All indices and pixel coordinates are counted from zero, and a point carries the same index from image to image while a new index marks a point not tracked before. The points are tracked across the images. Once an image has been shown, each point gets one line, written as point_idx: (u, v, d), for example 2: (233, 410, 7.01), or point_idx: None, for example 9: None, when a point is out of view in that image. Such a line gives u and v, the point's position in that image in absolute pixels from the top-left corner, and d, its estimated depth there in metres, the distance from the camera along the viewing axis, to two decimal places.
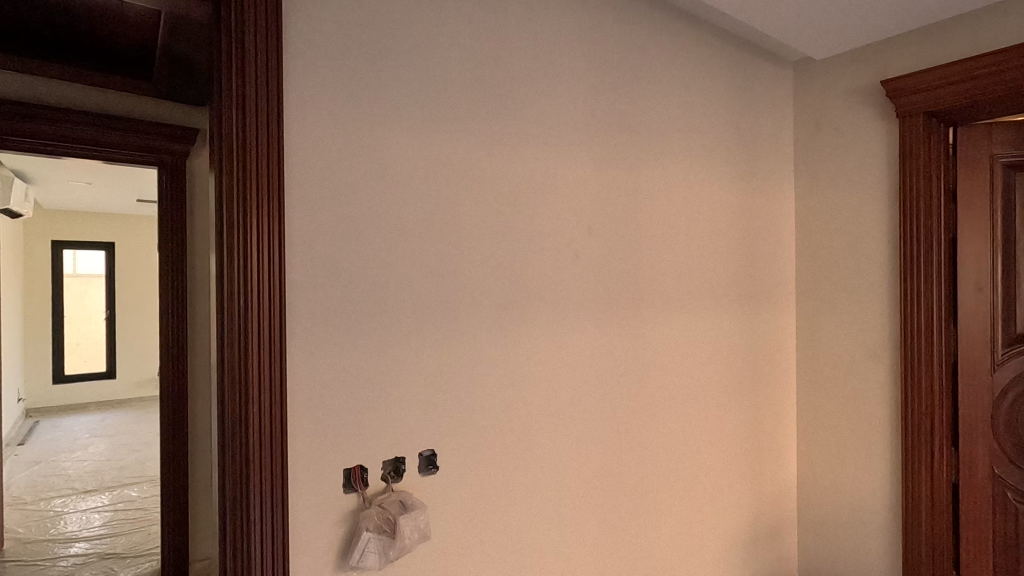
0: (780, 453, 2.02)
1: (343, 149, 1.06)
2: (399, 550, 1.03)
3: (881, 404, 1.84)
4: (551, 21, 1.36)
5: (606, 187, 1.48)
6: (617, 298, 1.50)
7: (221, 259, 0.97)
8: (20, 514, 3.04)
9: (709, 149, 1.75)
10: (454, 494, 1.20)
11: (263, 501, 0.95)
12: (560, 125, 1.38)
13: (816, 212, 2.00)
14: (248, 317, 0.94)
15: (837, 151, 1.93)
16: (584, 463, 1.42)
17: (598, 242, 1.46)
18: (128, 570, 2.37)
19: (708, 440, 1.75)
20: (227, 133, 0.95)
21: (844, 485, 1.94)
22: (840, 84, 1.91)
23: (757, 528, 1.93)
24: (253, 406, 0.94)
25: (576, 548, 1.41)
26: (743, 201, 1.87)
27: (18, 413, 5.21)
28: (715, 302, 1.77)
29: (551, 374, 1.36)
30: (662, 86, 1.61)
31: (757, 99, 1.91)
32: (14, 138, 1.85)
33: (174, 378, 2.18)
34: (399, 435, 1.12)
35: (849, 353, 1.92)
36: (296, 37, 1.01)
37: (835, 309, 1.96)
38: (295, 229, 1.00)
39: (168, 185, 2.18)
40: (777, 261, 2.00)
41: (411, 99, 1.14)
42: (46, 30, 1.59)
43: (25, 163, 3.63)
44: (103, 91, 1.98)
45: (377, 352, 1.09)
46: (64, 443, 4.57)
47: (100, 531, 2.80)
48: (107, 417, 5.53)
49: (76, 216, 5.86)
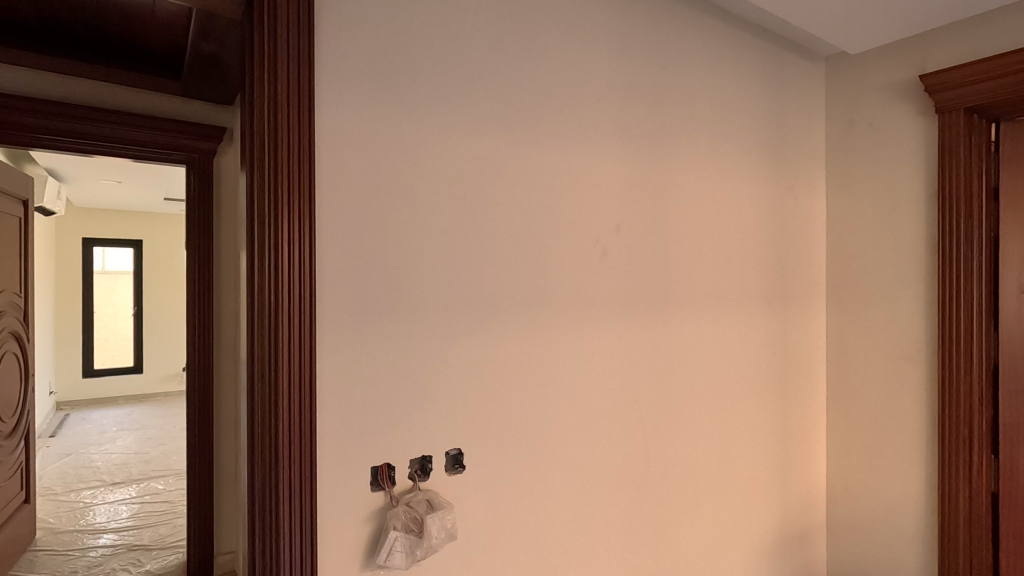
0: (810, 457, 1.97)
1: (374, 145, 1.05)
2: (426, 549, 1.02)
3: (918, 411, 1.78)
4: (580, 16, 1.34)
5: (634, 184, 1.45)
6: (645, 299, 1.47)
7: (254, 257, 0.97)
8: (52, 504, 3.11)
9: (739, 146, 1.71)
10: (480, 495, 1.19)
11: (292, 501, 0.95)
12: (589, 122, 1.36)
13: (851, 212, 1.94)
14: (279, 315, 0.94)
15: (872, 148, 1.88)
16: (612, 463, 1.40)
17: (626, 240, 1.43)
18: (155, 562, 2.40)
19: (738, 442, 1.72)
20: (261, 130, 0.96)
21: (878, 493, 1.89)
22: (876, 78, 1.86)
23: (786, 533, 1.88)
24: (284, 403, 0.94)
25: (603, 553, 1.39)
26: (774, 201, 1.82)
27: (49, 405, 5.35)
28: (745, 302, 1.73)
29: (578, 375, 1.34)
30: (692, 82, 1.58)
31: (789, 96, 1.87)
32: (52, 137, 1.90)
33: (201, 373, 2.21)
34: (426, 434, 1.11)
35: (884, 357, 1.87)
36: (327, 33, 1.01)
37: (867, 310, 1.90)
38: (326, 225, 1.00)
39: (197, 183, 2.21)
40: (808, 260, 1.95)
41: (441, 95, 1.13)
42: (81, 28, 1.62)
43: (59, 163, 3.72)
44: (135, 91, 2.01)
45: (407, 353, 1.09)
46: (93, 435, 4.68)
47: (127, 523, 2.85)
48: (133, 411, 5.64)
49: (106, 215, 6.04)
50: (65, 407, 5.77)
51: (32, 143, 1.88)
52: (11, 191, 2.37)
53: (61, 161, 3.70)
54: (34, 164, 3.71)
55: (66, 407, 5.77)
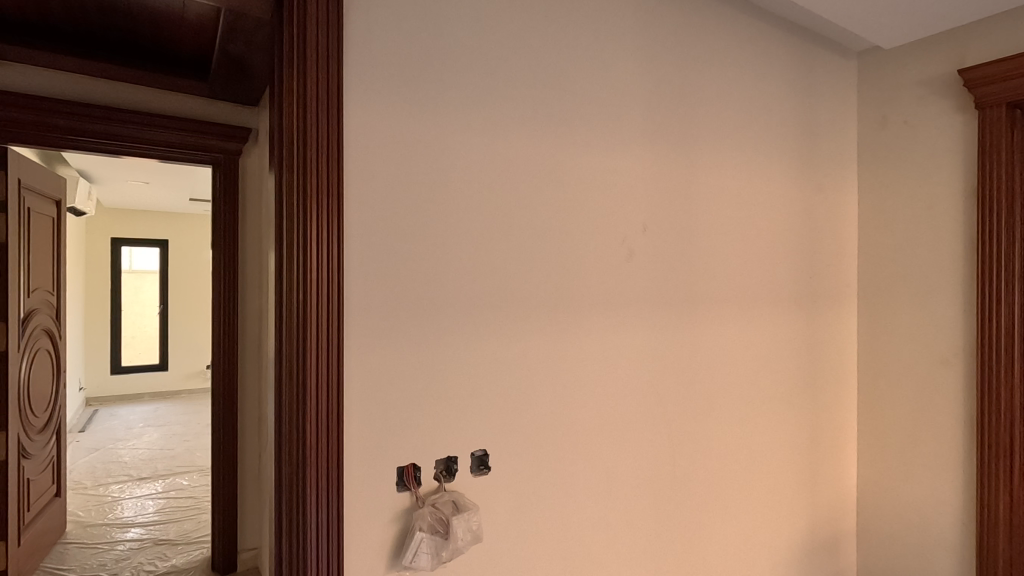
0: (839, 462, 1.92)
1: (403, 143, 1.05)
2: (452, 551, 1.01)
3: (955, 418, 1.72)
4: (607, 13, 1.32)
5: (661, 182, 1.42)
6: (672, 299, 1.44)
7: (282, 254, 0.97)
8: (82, 498, 3.19)
9: (768, 143, 1.67)
10: (505, 497, 1.17)
11: (319, 500, 0.94)
12: (616, 120, 1.34)
13: (885, 211, 1.89)
14: (307, 313, 0.93)
15: (906, 146, 1.82)
16: (637, 467, 1.37)
17: (654, 240, 1.41)
18: (180, 557, 2.43)
19: (766, 446, 1.67)
20: (289, 129, 0.95)
21: (912, 501, 1.83)
22: (911, 74, 1.80)
23: (815, 540, 1.83)
24: (312, 402, 0.93)
25: (630, 557, 1.36)
26: (804, 200, 1.78)
27: (78, 401, 5.49)
28: (773, 302, 1.69)
29: (605, 375, 1.31)
30: (720, 79, 1.55)
31: (820, 93, 1.82)
32: (82, 138, 1.93)
33: (226, 370, 2.24)
34: (452, 435, 1.10)
35: (918, 362, 1.81)
36: (354, 31, 1.00)
37: (901, 312, 1.85)
38: (354, 223, 0.99)
39: (223, 183, 2.23)
40: (839, 261, 1.90)
41: (468, 91, 1.12)
42: (111, 29, 1.65)
43: (89, 163, 3.80)
44: (164, 93, 2.05)
45: (433, 352, 1.08)
46: (120, 431, 4.78)
47: (153, 517, 2.90)
48: (159, 407, 5.76)
49: (133, 215, 6.17)
50: (94, 403, 5.91)
51: (63, 143, 1.92)
52: (45, 191, 2.42)
53: (91, 162, 3.77)
54: (65, 164, 3.80)
55: (95, 403, 5.91)
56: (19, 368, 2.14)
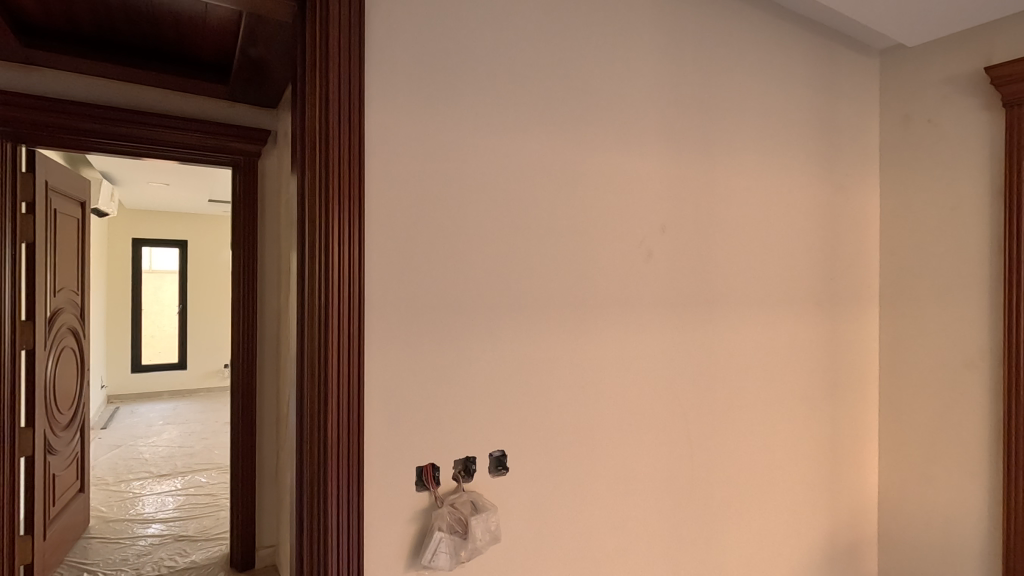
0: (860, 465, 1.89)
1: (423, 143, 1.05)
2: (471, 551, 1.02)
3: (981, 422, 1.68)
4: (625, 13, 1.31)
5: (680, 182, 1.41)
6: (690, 300, 1.43)
7: (303, 254, 0.98)
8: (104, 493, 3.25)
9: (788, 143, 1.65)
10: (523, 498, 1.17)
11: (339, 499, 0.95)
12: (634, 120, 1.33)
13: (907, 212, 1.85)
14: (329, 311, 0.94)
15: (930, 145, 1.79)
16: (654, 469, 1.36)
17: (672, 240, 1.40)
18: (200, 552, 2.47)
19: (786, 448, 1.65)
20: (311, 129, 0.96)
21: (935, 508, 1.79)
22: (935, 72, 1.77)
23: (835, 545, 1.81)
24: (333, 400, 0.94)
25: (647, 559, 1.35)
26: (825, 201, 1.76)
27: (100, 399, 5.59)
28: (793, 303, 1.67)
29: (623, 377, 1.31)
30: (740, 78, 1.53)
31: (841, 92, 1.79)
32: (106, 140, 1.97)
33: (245, 369, 2.26)
34: (470, 435, 1.10)
35: (942, 365, 1.78)
36: (376, 32, 1.01)
37: (924, 314, 1.81)
38: (375, 223, 1.00)
39: (242, 184, 2.26)
40: (860, 262, 1.87)
41: (487, 91, 1.13)
42: (136, 32, 1.68)
43: (112, 164, 3.87)
44: (185, 96, 2.08)
45: (451, 352, 1.08)
46: (140, 428, 4.86)
47: (173, 514, 2.94)
48: (178, 405, 5.85)
49: (154, 216, 6.28)
50: (115, 401, 6.02)
51: (88, 145, 1.96)
52: (70, 193, 2.47)
53: (114, 163, 3.85)
54: (89, 166, 3.88)
55: (116, 400, 6.02)
56: (45, 366, 2.19)
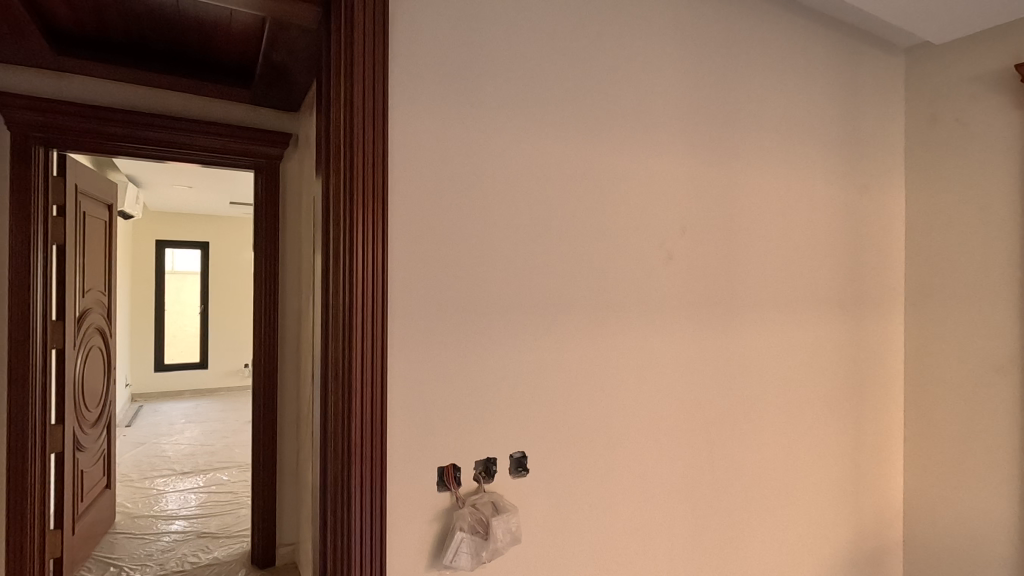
0: (885, 470, 1.85)
1: (444, 144, 1.06)
2: (492, 552, 1.02)
3: (1010, 427, 1.64)
4: (646, 15, 1.31)
5: (701, 183, 1.40)
6: (711, 302, 1.42)
7: (328, 255, 1.00)
8: (129, 490, 3.32)
9: (812, 144, 1.63)
10: (543, 501, 1.17)
11: (363, 500, 0.96)
12: (655, 122, 1.33)
13: (933, 213, 1.82)
14: (353, 312, 0.95)
15: (957, 145, 1.76)
16: (675, 471, 1.35)
17: (693, 242, 1.39)
18: (222, 549, 2.51)
19: (808, 452, 1.63)
20: (336, 133, 0.97)
21: (963, 514, 1.76)
22: (963, 70, 1.73)
23: (859, 551, 1.78)
24: (356, 400, 0.95)
25: (668, 563, 1.34)
26: (849, 201, 1.73)
27: (125, 398, 5.71)
28: (816, 305, 1.64)
29: (643, 379, 1.30)
30: (762, 78, 1.52)
31: (865, 91, 1.77)
32: (134, 144, 2.01)
33: (266, 369, 2.30)
34: (490, 436, 1.11)
35: (971, 369, 1.74)
36: (400, 36, 1.02)
37: (952, 317, 1.78)
38: (398, 226, 1.01)
39: (264, 186, 2.30)
40: (885, 264, 1.84)
41: (509, 94, 1.13)
42: (163, 39, 1.72)
43: (137, 167, 3.96)
44: (210, 101, 2.12)
45: (473, 354, 1.09)
46: (163, 426, 4.96)
47: (196, 511, 3.00)
48: (200, 404, 5.96)
49: (177, 218, 6.40)
50: (139, 399, 6.14)
51: (117, 149, 2.01)
52: (99, 196, 2.53)
53: (140, 166, 3.93)
54: (115, 169, 3.97)
55: (139, 399, 6.15)
56: (74, 364, 2.25)
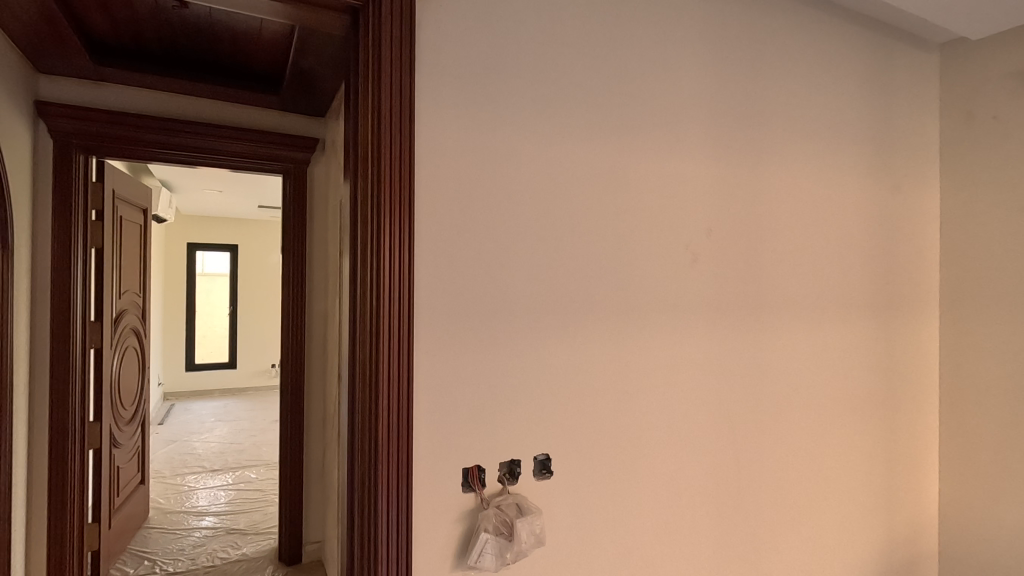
0: (918, 478, 1.80)
1: (469, 147, 1.07)
2: (516, 553, 1.03)
3: None
4: (671, 15, 1.30)
5: (726, 184, 1.39)
6: (737, 305, 1.40)
7: (355, 258, 1.01)
8: (162, 486, 3.42)
9: (841, 143, 1.60)
10: (566, 503, 1.17)
11: (389, 499, 0.97)
12: (680, 123, 1.32)
13: (970, 213, 1.76)
14: (380, 314, 0.97)
15: (995, 143, 1.70)
16: (700, 475, 1.33)
17: (719, 244, 1.37)
18: (251, 545, 2.57)
19: (839, 458, 1.59)
20: (363, 138, 0.99)
21: (1002, 524, 1.70)
22: (1002, 66, 1.68)
23: (891, 561, 1.73)
24: (383, 400, 0.97)
25: (693, 568, 1.33)
26: (880, 201, 1.69)
27: (157, 396, 5.88)
28: (846, 308, 1.61)
29: (667, 382, 1.29)
30: (790, 77, 1.49)
31: (897, 89, 1.72)
32: (168, 150, 2.08)
33: (293, 369, 2.35)
34: (515, 438, 1.11)
35: (1009, 374, 1.68)
36: (426, 42, 1.03)
37: (990, 320, 1.72)
38: (424, 230, 1.02)
39: (292, 190, 2.35)
40: (919, 266, 1.79)
41: (533, 97, 1.14)
42: (196, 48, 1.77)
43: (171, 172, 4.08)
44: (240, 107, 2.17)
45: (498, 356, 1.09)
46: (194, 424, 5.09)
47: (225, 507, 3.07)
48: (229, 403, 6.10)
49: (208, 221, 6.57)
50: (171, 398, 6.32)
51: (152, 156, 2.08)
52: (134, 200, 2.61)
53: (173, 171, 4.05)
54: (150, 174, 4.10)
55: (171, 397, 6.33)
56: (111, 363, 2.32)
